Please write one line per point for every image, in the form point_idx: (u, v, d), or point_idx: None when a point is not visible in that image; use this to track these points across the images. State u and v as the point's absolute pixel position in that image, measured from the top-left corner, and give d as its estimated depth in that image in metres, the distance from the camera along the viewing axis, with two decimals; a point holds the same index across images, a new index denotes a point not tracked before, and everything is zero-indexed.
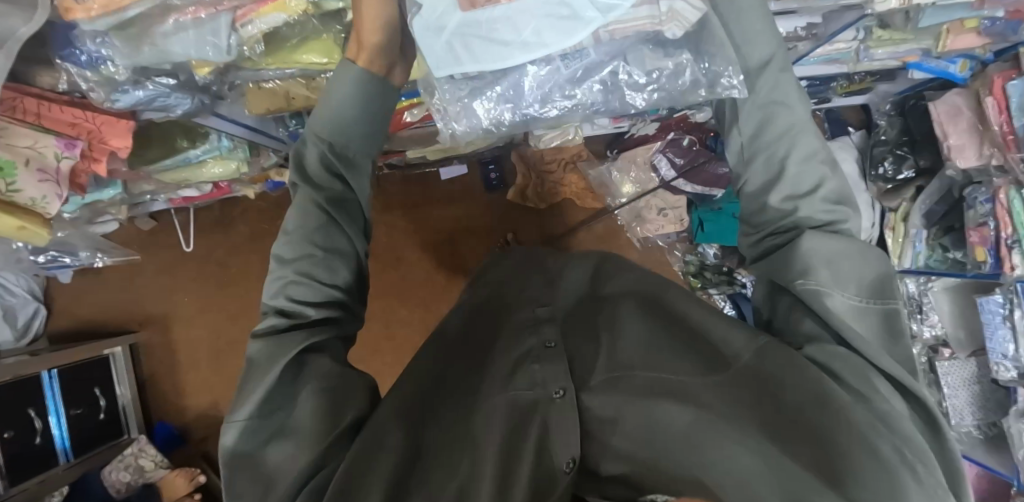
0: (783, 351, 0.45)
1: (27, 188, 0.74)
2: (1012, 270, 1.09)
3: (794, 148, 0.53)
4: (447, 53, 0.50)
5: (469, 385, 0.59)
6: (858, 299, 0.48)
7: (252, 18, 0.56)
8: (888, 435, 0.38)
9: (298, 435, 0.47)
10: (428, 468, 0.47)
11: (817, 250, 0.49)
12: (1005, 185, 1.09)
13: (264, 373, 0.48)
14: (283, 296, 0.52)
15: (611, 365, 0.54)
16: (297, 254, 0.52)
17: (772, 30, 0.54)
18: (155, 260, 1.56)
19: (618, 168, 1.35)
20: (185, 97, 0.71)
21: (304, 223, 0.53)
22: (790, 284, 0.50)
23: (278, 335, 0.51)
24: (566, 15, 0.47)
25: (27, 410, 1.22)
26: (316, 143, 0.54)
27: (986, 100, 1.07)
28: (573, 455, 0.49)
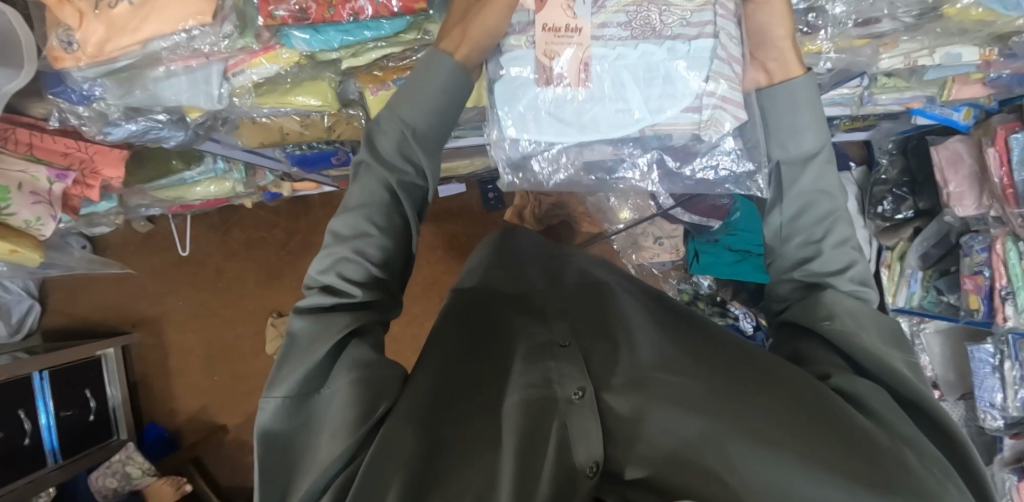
0: (803, 377, 0.41)
1: (20, 211, 0.71)
2: (1004, 321, 1.09)
3: (832, 233, 0.48)
4: (521, 119, 0.58)
5: (495, 366, 0.51)
6: (887, 343, 0.44)
7: (244, 68, 0.56)
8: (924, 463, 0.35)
9: (328, 423, 0.39)
10: (457, 455, 0.39)
11: (840, 296, 0.46)
12: (1002, 236, 1.09)
13: (303, 355, 0.41)
14: (332, 273, 0.44)
15: (633, 366, 0.47)
16: (355, 234, 0.44)
17: (819, 121, 0.49)
18: (151, 263, 1.56)
19: (617, 194, 1.30)
20: (178, 130, 0.71)
21: (369, 199, 0.45)
22: (813, 324, 0.46)
23: (321, 314, 0.43)
24: (620, 108, 0.55)
25: (17, 411, 1.22)
26: (392, 120, 0.48)
27: (988, 151, 1.06)
28: (595, 456, 0.40)
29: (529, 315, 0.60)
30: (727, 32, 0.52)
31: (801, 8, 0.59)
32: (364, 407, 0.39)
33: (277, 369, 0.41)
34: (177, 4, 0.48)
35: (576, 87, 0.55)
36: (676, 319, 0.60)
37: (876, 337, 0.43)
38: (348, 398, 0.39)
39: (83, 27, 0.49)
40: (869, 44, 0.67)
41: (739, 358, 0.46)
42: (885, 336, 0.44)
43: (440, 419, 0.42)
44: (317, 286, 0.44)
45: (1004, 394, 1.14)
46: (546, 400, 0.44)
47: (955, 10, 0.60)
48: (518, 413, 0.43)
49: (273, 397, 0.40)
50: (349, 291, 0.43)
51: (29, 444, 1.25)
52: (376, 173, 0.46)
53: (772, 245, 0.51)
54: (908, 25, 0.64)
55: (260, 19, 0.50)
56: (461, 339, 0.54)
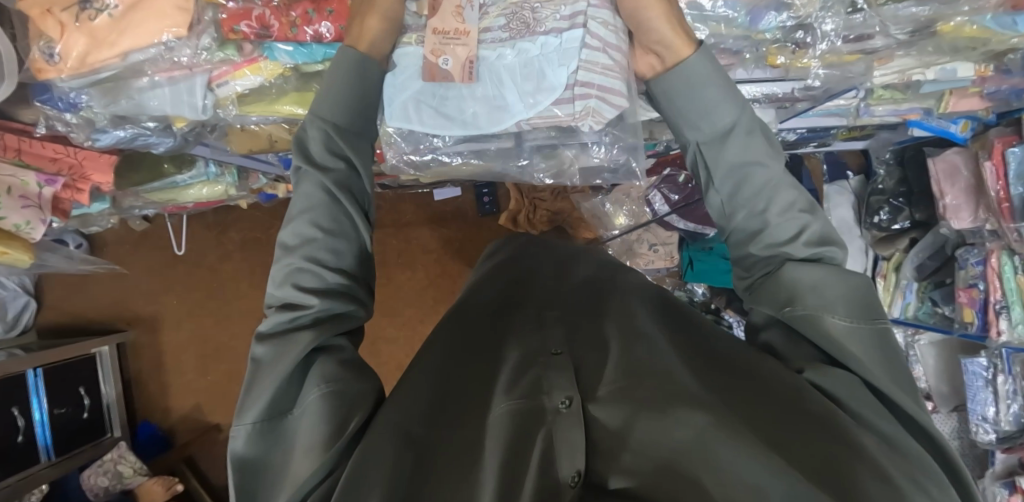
0: (787, 376, 0.40)
1: (10, 214, 0.73)
2: (998, 335, 1.08)
3: (768, 202, 0.45)
4: (400, 110, 0.57)
5: (485, 382, 0.50)
6: (855, 318, 0.40)
7: (229, 79, 0.57)
8: (897, 459, 0.33)
9: (298, 440, 0.38)
10: (442, 470, 0.39)
11: (808, 273, 0.42)
12: (996, 249, 1.09)
13: (270, 373, 0.39)
14: (287, 286, 0.42)
15: (622, 374, 0.47)
16: (302, 241, 0.44)
17: (733, 94, 0.47)
18: (146, 261, 1.57)
19: (612, 201, 1.36)
20: (166, 137, 0.71)
21: (310, 207, 0.44)
22: (778, 311, 0.43)
23: (286, 331, 0.41)
24: (496, 105, 0.55)
25: (10, 409, 1.22)
26: (319, 122, 0.47)
27: (985, 165, 1.05)
28: (579, 467, 0.39)
29: (525, 325, 0.60)
30: (600, 20, 0.52)
31: (789, 27, 0.57)
32: (333, 419, 0.38)
33: (244, 396, 0.40)
34: (154, 18, 0.49)
35: (465, 84, 0.55)
36: (670, 316, 0.58)
37: (844, 316, 0.40)
38: (316, 414, 0.38)
39: (64, 38, 0.51)
40: (860, 60, 0.66)
41: (727, 369, 0.45)
42: (864, 311, 0.40)
43: (439, 426, 0.43)
44: (279, 304, 0.43)
45: (996, 408, 1.15)
46: (534, 411, 0.44)
47: (950, 27, 0.59)
48: (506, 425, 0.43)
49: (245, 422, 0.39)
50: (305, 301, 0.42)
51: (22, 441, 1.25)
52: (312, 178, 0.45)
53: (721, 223, 0.49)
54: (901, 41, 0.62)
55: (223, 34, 0.51)
56: (451, 350, 0.53)
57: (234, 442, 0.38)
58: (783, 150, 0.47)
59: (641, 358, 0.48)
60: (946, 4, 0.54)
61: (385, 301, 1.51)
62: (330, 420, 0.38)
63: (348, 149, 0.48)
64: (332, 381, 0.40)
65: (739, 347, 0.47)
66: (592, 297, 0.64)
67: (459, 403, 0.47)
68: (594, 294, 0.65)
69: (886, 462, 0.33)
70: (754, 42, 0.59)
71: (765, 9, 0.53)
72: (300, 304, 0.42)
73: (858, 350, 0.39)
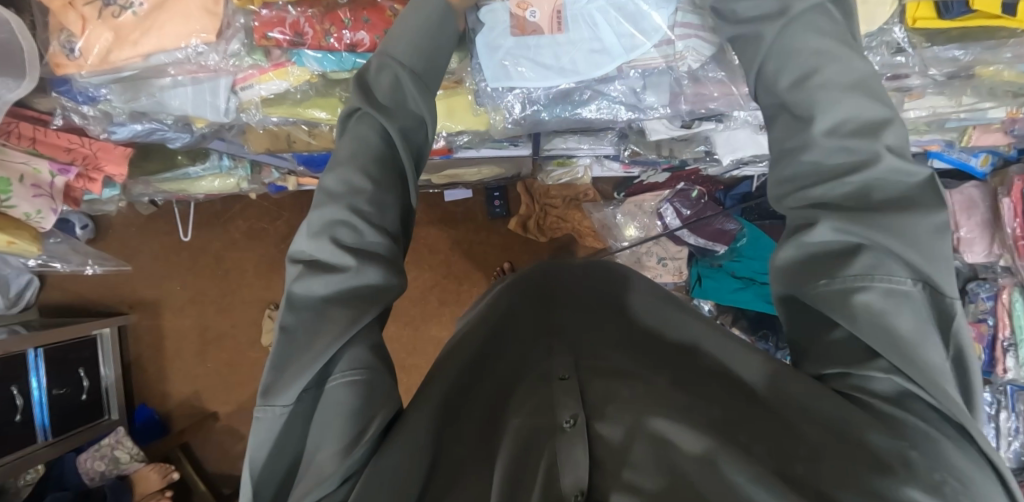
0: (799, 379, 0.37)
1: (21, 203, 0.73)
2: (1004, 372, 1.09)
3: (793, 58, 0.41)
4: (498, 69, 0.57)
5: (496, 397, 0.48)
6: (916, 278, 0.33)
7: (253, 83, 0.56)
8: (914, 470, 0.29)
9: (328, 427, 0.34)
10: (448, 490, 0.36)
11: (854, 229, 0.35)
12: (1008, 286, 1.09)
13: (304, 355, 0.34)
14: (326, 237, 0.37)
15: (631, 391, 0.44)
16: (349, 190, 0.38)
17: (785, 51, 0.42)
18: (150, 245, 1.55)
19: (624, 213, 1.35)
20: (184, 133, 0.70)
21: (361, 150, 0.40)
22: (807, 292, 0.36)
23: (322, 306, 0.35)
24: (597, 49, 0.55)
25: (10, 388, 1.21)
26: (390, 68, 0.44)
27: (1003, 201, 1.04)
28: (582, 484, 0.37)
29: (532, 343, 0.56)
30: None
31: None
32: (355, 419, 0.34)
33: (274, 372, 0.34)
34: (180, 23, 0.48)
35: (553, 35, 0.55)
36: (671, 322, 0.53)
37: (904, 280, 0.33)
38: (343, 401, 0.34)
39: (87, 34, 0.49)
40: (893, 96, 0.65)
41: (727, 389, 0.42)
42: (919, 253, 0.33)
43: (449, 438, 0.41)
44: (306, 259, 0.37)
45: (997, 443, 1.16)
46: (540, 428, 0.43)
47: (988, 72, 0.58)
48: (515, 439, 0.41)
49: (272, 405, 0.33)
50: (342, 264, 0.36)
51: (19, 421, 1.24)
52: (370, 121, 0.41)
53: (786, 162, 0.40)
54: (938, 82, 0.61)
55: (255, 40, 0.49)
56: (476, 366, 0.50)
57: (252, 431, 0.33)
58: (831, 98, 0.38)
59: (643, 378, 0.46)
60: (989, 50, 0.53)
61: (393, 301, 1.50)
62: (353, 413, 0.34)
63: (410, 103, 0.44)
64: (365, 369, 0.35)
65: (736, 365, 0.43)
66: (598, 301, 0.61)
67: (469, 417, 0.44)
68: (605, 297, 0.61)
69: (908, 476, 0.29)
70: None
71: None
72: (331, 266, 0.36)
73: (895, 327, 0.32)
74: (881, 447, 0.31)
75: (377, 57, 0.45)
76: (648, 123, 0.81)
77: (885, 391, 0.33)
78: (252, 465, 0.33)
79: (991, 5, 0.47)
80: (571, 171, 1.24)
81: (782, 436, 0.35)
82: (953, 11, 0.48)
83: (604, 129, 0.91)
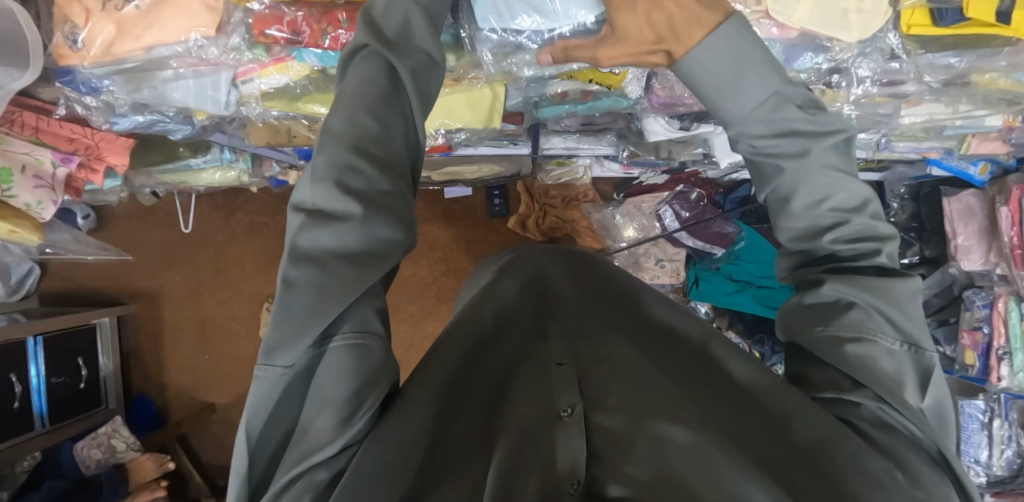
0: (791, 390, 0.38)
1: (21, 195, 0.72)
2: (998, 381, 1.08)
3: (812, 187, 0.40)
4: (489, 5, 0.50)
5: (499, 379, 0.47)
6: (901, 340, 0.38)
7: (254, 77, 0.56)
8: (902, 483, 0.31)
9: (322, 398, 0.33)
10: (448, 467, 0.36)
11: (850, 290, 0.39)
12: (1004, 294, 1.09)
13: (298, 317, 0.33)
14: (329, 181, 0.35)
15: (628, 384, 0.45)
16: (353, 130, 0.36)
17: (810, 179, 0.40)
18: (151, 237, 1.56)
19: (623, 213, 1.36)
20: (185, 125, 0.71)
21: (368, 92, 0.37)
22: (806, 336, 0.41)
23: (327, 259, 0.34)
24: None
25: (9, 375, 1.22)
26: (403, 2, 0.41)
27: (1000, 209, 1.05)
28: (579, 476, 0.37)
29: (530, 333, 0.55)
30: None
31: (825, 72, 0.57)
32: (351, 392, 0.33)
33: (275, 329, 0.33)
34: (181, 17, 0.48)
35: None
36: (675, 330, 0.54)
37: (892, 339, 0.38)
38: (339, 370, 0.33)
39: (90, 26, 0.50)
40: (890, 103, 0.66)
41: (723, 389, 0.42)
42: (905, 319, 0.38)
43: (452, 416, 0.40)
44: (311, 208, 0.35)
45: (989, 451, 1.16)
46: (541, 417, 0.42)
47: (984, 80, 0.59)
48: (516, 425, 0.41)
49: (272, 365, 0.32)
50: (346, 211, 0.34)
51: (18, 408, 1.25)
52: (377, 60, 0.38)
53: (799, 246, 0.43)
54: (934, 88, 0.61)
55: (253, 36, 0.50)
56: (478, 349, 0.49)
57: (250, 390, 0.33)
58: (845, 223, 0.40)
59: (646, 373, 0.46)
60: (985, 58, 0.54)
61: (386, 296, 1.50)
62: (351, 389, 0.33)
63: (418, 41, 0.41)
64: (367, 333, 0.34)
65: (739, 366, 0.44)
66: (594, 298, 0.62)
67: (472, 392, 0.44)
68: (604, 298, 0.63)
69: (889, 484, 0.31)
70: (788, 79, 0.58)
71: (802, 49, 0.53)
72: (332, 215, 0.35)
73: (885, 373, 0.37)
74: (871, 461, 0.32)
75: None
76: (647, 123, 0.81)
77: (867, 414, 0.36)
78: (248, 425, 0.32)
79: (986, 12, 0.47)
80: (571, 171, 1.26)
81: (769, 438, 0.36)
82: (948, 18, 0.48)
83: (604, 129, 0.92)
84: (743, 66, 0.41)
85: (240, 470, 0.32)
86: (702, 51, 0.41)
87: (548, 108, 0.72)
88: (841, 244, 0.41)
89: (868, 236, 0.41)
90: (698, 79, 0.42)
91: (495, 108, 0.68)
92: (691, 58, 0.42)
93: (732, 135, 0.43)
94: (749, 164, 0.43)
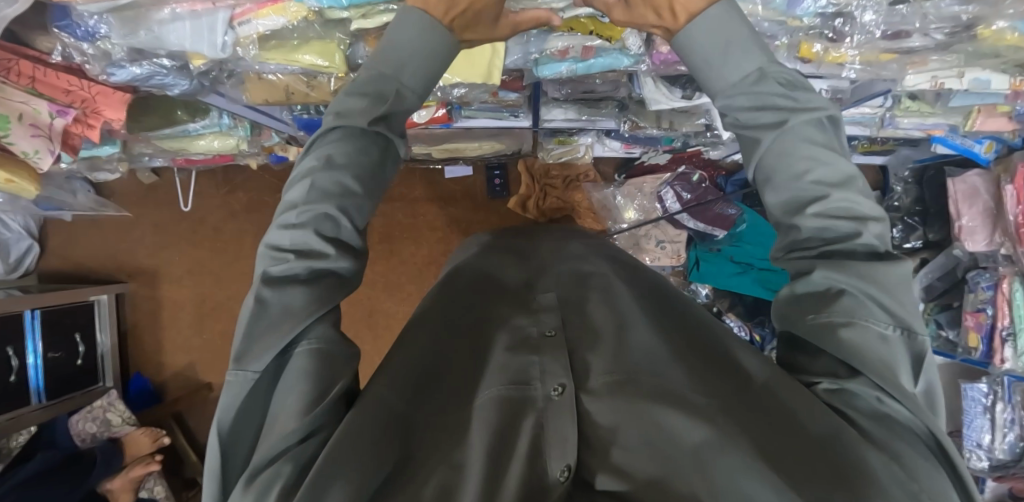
0: (791, 383, 0.36)
1: (19, 142, 0.73)
2: (1002, 363, 1.07)
3: (789, 159, 0.39)
4: None
5: (476, 371, 0.46)
6: (895, 324, 0.35)
7: (251, 18, 0.56)
8: (903, 479, 0.29)
9: (286, 393, 0.33)
10: (426, 464, 0.35)
11: (843, 277, 0.36)
12: (1009, 275, 1.07)
13: (275, 328, 0.34)
14: (310, 230, 0.37)
15: (618, 366, 0.44)
16: (337, 188, 0.38)
17: (787, 144, 0.39)
18: (150, 215, 1.56)
19: (624, 194, 1.35)
20: (183, 78, 0.70)
21: (357, 156, 0.40)
22: (798, 325, 0.38)
23: (297, 287, 0.35)
24: None
25: (5, 348, 1.22)
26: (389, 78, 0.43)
27: (1007, 188, 1.03)
28: (569, 461, 0.36)
29: (517, 306, 0.56)
30: None
31: (827, 14, 0.55)
32: (316, 385, 0.34)
33: (244, 339, 0.34)
34: None
35: None
36: (656, 310, 0.54)
37: (885, 324, 0.35)
38: (304, 370, 0.34)
39: None
40: (895, 60, 0.65)
41: (716, 374, 0.42)
42: (898, 301, 0.35)
43: (421, 406, 0.40)
44: (290, 249, 0.36)
45: (992, 435, 1.16)
46: (523, 401, 0.41)
47: (990, 32, 0.57)
48: (492, 413, 0.40)
49: (244, 370, 0.33)
50: (322, 251, 0.37)
51: (14, 382, 1.24)
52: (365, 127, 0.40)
53: (783, 221, 0.40)
54: (939, 42, 0.60)
55: None
56: (437, 335, 0.48)
57: (221, 396, 0.33)
58: (823, 196, 0.38)
59: (649, 358, 0.45)
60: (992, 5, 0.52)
61: (385, 276, 1.50)
62: (315, 382, 0.34)
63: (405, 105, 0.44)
64: (325, 340, 0.35)
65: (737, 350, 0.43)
66: (587, 274, 0.61)
67: (443, 385, 0.43)
68: (599, 270, 0.62)
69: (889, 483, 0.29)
70: (791, 29, 0.57)
71: None
72: (311, 256, 0.36)
73: (879, 359, 0.34)
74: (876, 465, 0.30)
75: (365, 67, 0.43)
76: (647, 91, 0.80)
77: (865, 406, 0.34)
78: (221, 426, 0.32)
79: None
80: (572, 150, 1.25)
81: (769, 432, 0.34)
82: None
83: (605, 99, 0.92)
84: (733, 40, 0.43)
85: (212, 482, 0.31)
86: (696, 24, 0.44)
87: (546, 65, 0.71)
88: (823, 218, 0.38)
89: (850, 216, 0.38)
90: (690, 52, 0.45)
91: (495, 65, 0.66)
92: (688, 30, 0.44)
93: (721, 107, 0.44)
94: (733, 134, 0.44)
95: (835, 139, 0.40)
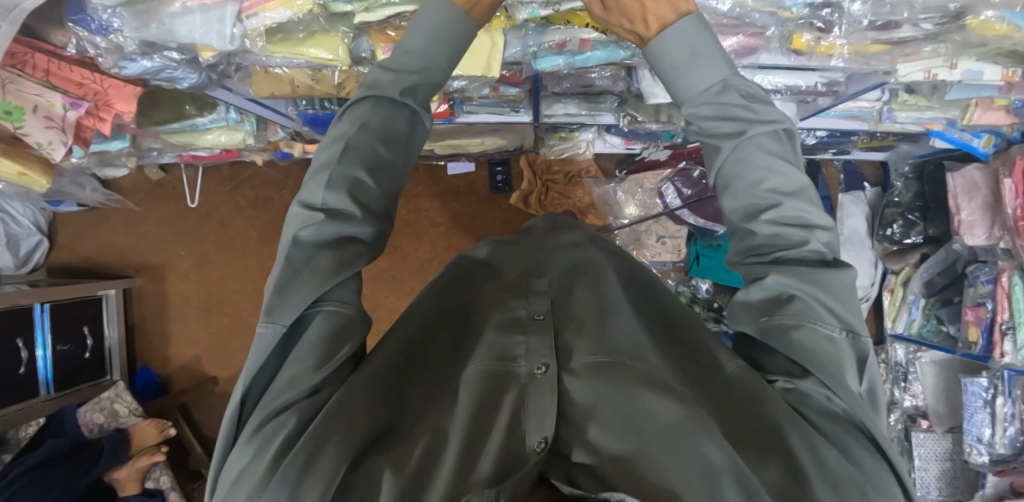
0: (750, 376, 0.37)
1: (33, 133, 0.76)
2: (1001, 356, 1.07)
3: (749, 167, 0.41)
4: None
5: (458, 347, 0.48)
6: (843, 327, 0.36)
7: (258, 11, 0.57)
8: (848, 467, 0.31)
9: (299, 350, 0.36)
10: (412, 430, 0.37)
11: (796, 283, 0.37)
12: (1008, 269, 1.07)
13: (307, 281, 0.36)
14: (344, 193, 0.39)
15: (596, 348, 0.45)
16: (371, 155, 0.41)
17: (751, 154, 0.41)
18: (158, 211, 1.58)
19: (624, 190, 1.36)
20: (192, 72, 0.72)
21: (388, 128, 0.43)
22: (753, 326, 0.39)
23: (315, 251, 0.37)
24: None
25: (16, 340, 1.24)
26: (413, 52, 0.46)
27: (1005, 182, 1.04)
28: (545, 434, 0.38)
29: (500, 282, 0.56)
30: None
31: (816, 4, 0.56)
32: (327, 346, 0.36)
33: (275, 294, 0.36)
34: None
35: None
36: (643, 302, 0.55)
37: (833, 326, 0.36)
38: (319, 333, 0.36)
39: None
40: (887, 52, 0.66)
41: (685, 365, 0.43)
42: (847, 309, 0.37)
43: (407, 380, 0.41)
44: (320, 208, 0.39)
45: (992, 429, 1.16)
46: (505, 375, 0.43)
47: (978, 22, 0.58)
48: (476, 382, 0.42)
49: (275, 322, 0.35)
50: (349, 212, 0.39)
51: (23, 374, 1.27)
52: (399, 110, 0.44)
53: (741, 224, 0.42)
54: (928, 32, 0.61)
55: None
56: (436, 311, 0.50)
57: (252, 348, 0.35)
58: (779, 204, 0.40)
59: (628, 343, 0.45)
60: None
61: (387, 270, 1.52)
62: (326, 342, 0.36)
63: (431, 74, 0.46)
64: (347, 302, 0.38)
65: (710, 342, 0.44)
66: (570, 255, 0.61)
67: (424, 369, 0.44)
68: (585, 249, 0.62)
69: (827, 476, 0.30)
70: (781, 19, 0.58)
71: None
72: (339, 212, 0.39)
73: (827, 359, 0.35)
74: (825, 459, 0.31)
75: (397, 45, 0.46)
76: (645, 85, 0.82)
77: (816, 407, 0.35)
78: (249, 381, 0.35)
79: None
80: (573, 146, 1.25)
81: (729, 421, 0.36)
82: None
83: (604, 93, 0.93)
84: (697, 50, 0.43)
85: (228, 418, 0.35)
86: (667, 34, 0.44)
87: (544, 57, 0.72)
88: (777, 225, 0.40)
89: (800, 224, 0.40)
90: (659, 60, 0.45)
91: (495, 55, 0.67)
92: (659, 38, 0.44)
93: (685, 114, 0.45)
94: (699, 141, 0.45)
95: (790, 149, 0.42)
